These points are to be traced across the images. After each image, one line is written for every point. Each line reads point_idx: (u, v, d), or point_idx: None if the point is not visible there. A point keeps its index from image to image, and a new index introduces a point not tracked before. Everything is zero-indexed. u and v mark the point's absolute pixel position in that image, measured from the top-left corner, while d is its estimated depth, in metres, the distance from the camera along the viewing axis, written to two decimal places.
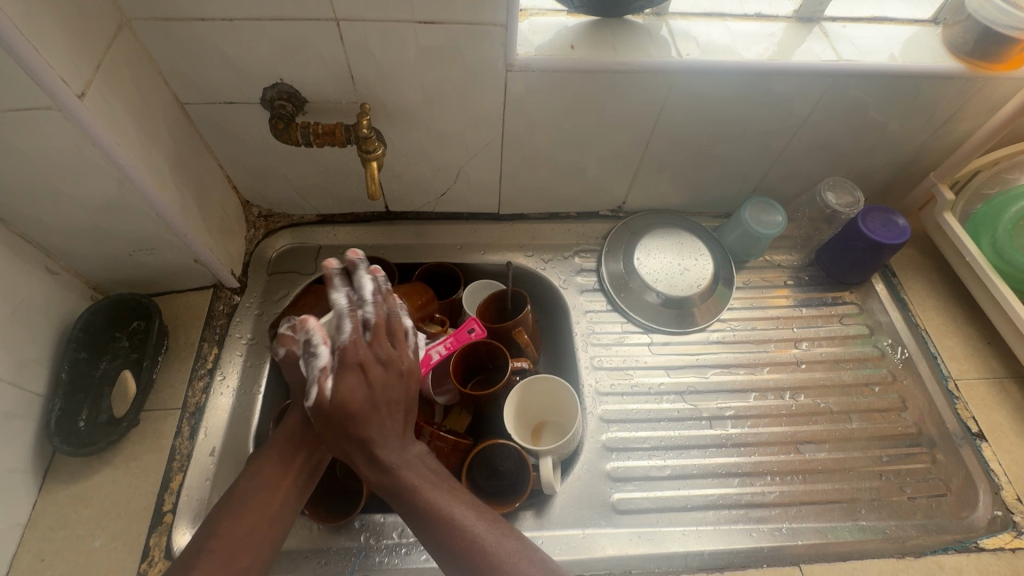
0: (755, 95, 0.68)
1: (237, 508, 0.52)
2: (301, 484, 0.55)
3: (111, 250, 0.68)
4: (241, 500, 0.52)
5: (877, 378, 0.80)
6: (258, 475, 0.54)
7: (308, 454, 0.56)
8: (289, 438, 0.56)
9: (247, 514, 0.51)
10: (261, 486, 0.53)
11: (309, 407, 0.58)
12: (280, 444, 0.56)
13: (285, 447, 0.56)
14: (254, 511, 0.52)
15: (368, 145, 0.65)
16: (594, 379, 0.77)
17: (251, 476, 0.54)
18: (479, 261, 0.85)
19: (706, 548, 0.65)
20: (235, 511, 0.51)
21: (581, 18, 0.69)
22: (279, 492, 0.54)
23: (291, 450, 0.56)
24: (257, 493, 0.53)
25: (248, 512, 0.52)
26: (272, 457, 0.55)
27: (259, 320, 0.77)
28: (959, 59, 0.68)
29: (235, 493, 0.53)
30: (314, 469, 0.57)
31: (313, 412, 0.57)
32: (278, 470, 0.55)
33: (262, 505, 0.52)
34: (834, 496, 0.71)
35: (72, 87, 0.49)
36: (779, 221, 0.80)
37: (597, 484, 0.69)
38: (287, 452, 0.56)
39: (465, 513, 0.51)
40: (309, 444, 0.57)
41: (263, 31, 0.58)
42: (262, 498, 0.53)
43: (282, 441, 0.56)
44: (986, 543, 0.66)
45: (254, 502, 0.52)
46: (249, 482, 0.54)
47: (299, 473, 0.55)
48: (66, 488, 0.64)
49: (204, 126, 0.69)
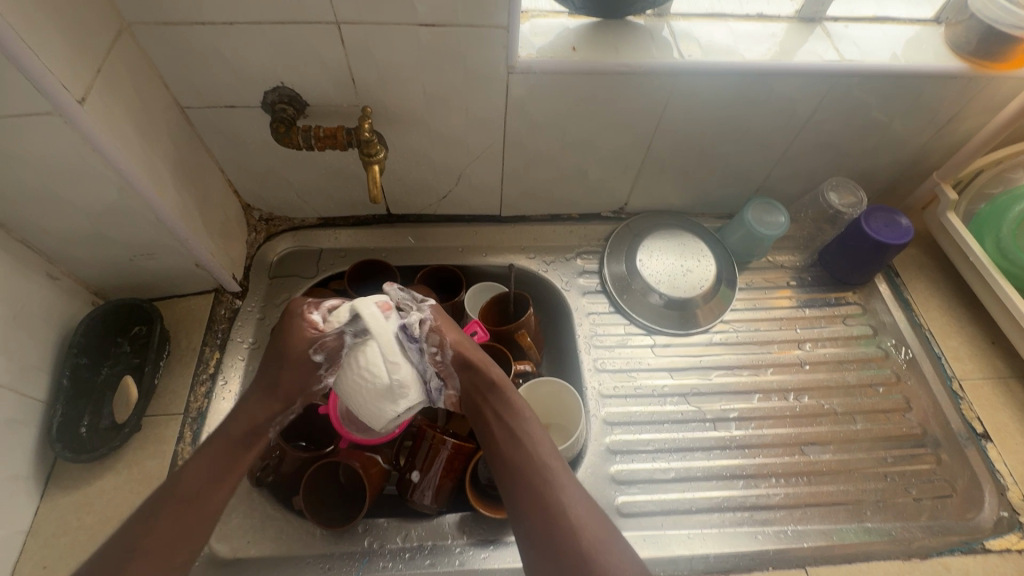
0: (756, 95, 0.68)
1: (185, 503, 0.51)
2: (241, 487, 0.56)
3: (111, 255, 0.67)
4: (190, 493, 0.51)
5: (881, 378, 0.80)
6: (206, 464, 0.53)
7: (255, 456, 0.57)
8: (242, 431, 0.56)
9: (190, 507, 0.51)
10: (208, 481, 0.53)
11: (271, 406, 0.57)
12: (234, 438, 0.55)
13: (241, 442, 0.56)
14: (196, 507, 0.51)
15: (370, 148, 0.65)
16: (597, 382, 0.77)
17: (198, 467, 0.53)
18: (481, 263, 0.85)
19: (711, 551, 0.65)
20: (179, 501, 0.51)
21: (582, 19, 0.68)
22: (225, 485, 0.54)
23: (243, 451, 0.56)
24: (204, 489, 0.52)
25: (196, 506, 0.51)
26: (228, 451, 0.55)
27: (260, 324, 0.77)
28: (962, 59, 0.68)
29: (181, 480, 0.52)
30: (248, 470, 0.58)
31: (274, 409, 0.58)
32: (230, 466, 0.54)
33: (207, 501, 0.52)
34: (839, 497, 0.70)
35: (72, 91, 0.49)
36: (781, 223, 0.80)
37: (601, 488, 0.69)
38: (242, 446, 0.56)
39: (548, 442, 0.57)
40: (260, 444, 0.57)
41: (263, 34, 0.58)
42: (204, 489, 0.52)
43: (236, 435, 0.56)
44: (993, 545, 0.66)
45: (202, 500, 0.52)
46: (197, 470, 0.53)
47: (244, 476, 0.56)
48: (67, 493, 0.64)
49: (205, 130, 0.68)
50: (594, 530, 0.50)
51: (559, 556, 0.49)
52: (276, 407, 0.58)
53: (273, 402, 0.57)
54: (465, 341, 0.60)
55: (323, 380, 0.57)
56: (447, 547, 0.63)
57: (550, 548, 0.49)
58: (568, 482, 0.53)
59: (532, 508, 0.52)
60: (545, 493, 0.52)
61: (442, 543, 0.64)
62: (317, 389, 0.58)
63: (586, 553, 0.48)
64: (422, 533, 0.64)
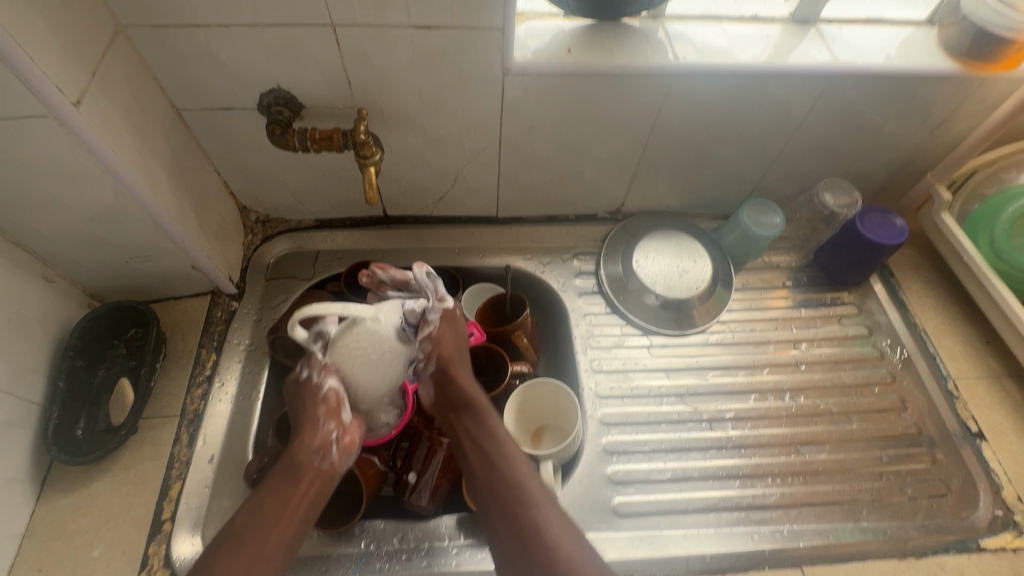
0: (752, 96, 0.68)
1: (239, 541, 0.50)
2: (308, 517, 0.54)
3: (107, 257, 0.67)
4: (242, 532, 0.51)
5: (876, 378, 0.80)
6: (256, 506, 0.52)
7: (311, 484, 0.55)
8: (287, 467, 0.55)
9: (247, 545, 0.50)
10: (259, 520, 0.51)
11: (311, 437, 0.56)
12: (280, 475, 0.55)
13: (288, 475, 0.55)
14: (253, 544, 0.50)
15: (365, 150, 0.65)
16: (594, 382, 0.77)
17: (248, 510, 0.52)
18: (478, 264, 0.85)
19: (707, 551, 0.65)
20: (234, 545, 0.50)
21: (578, 21, 0.69)
22: (281, 520, 0.52)
23: (291, 481, 0.54)
24: (255, 528, 0.51)
25: (255, 543, 0.50)
26: (277, 486, 0.54)
27: (257, 326, 0.77)
28: (955, 60, 0.68)
29: (232, 529, 0.51)
30: (317, 500, 0.55)
31: (313, 440, 0.56)
32: (282, 498, 0.53)
33: (264, 538, 0.51)
34: (834, 497, 0.71)
35: (67, 94, 0.49)
36: (778, 223, 0.81)
37: (597, 488, 0.69)
38: (289, 479, 0.54)
39: (520, 456, 0.58)
40: (310, 473, 0.56)
41: (259, 36, 0.58)
42: (258, 529, 0.51)
43: (280, 471, 0.55)
44: (987, 543, 0.66)
45: (259, 536, 0.50)
46: (246, 514, 0.52)
47: (302, 505, 0.54)
48: (63, 496, 0.64)
49: (201, 132, 0.69)
50: (568, 546, 0.50)
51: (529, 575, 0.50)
52: (316, 434, 0.56)
53: (307, 428, 0.57)
54: (452, 353, 0.62)
55: (321, 386, 0.58)
56: (443, 548, 0.63)
57: (525, 568, 0.50)
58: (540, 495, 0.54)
59: (503, 525, 0.53)
60: (517, 512, 0.53)
61: (438, 544, 0.64)
62: (327, 398, 0.58)
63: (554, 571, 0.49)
64: (418, 534, 0.64)
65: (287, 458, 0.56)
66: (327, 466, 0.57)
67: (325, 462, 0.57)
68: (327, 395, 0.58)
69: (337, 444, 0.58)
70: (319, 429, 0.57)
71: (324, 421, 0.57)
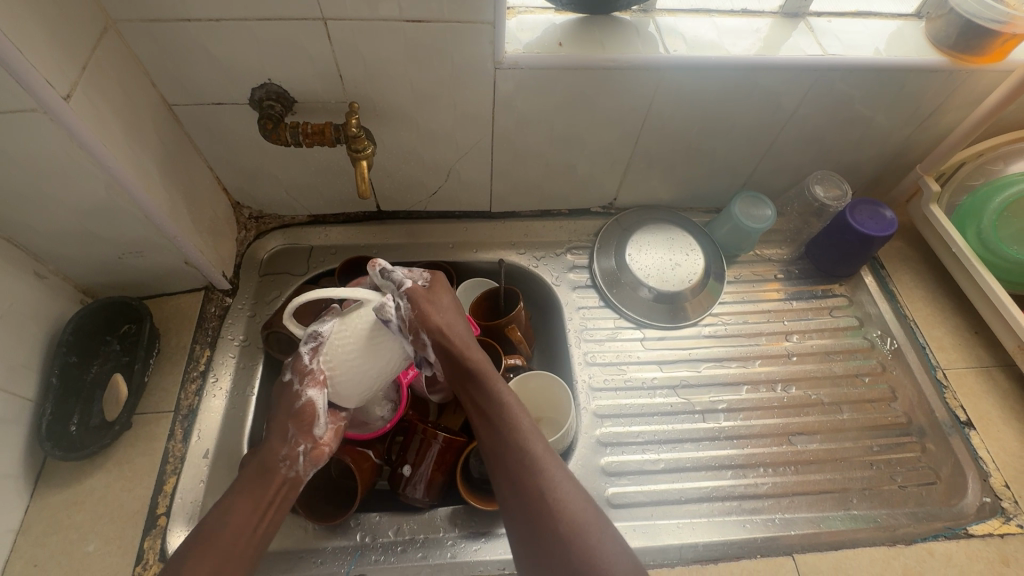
0: (742, 89, 0.69)
1: (203, 545, 0.51)
2: (269, 527, 0.55)
3: (100, 253, 0.67)
4: (209, 536, 0.52)
5: (867, 368, 0.81)
6: (226, 509, 0.54)
7: (275, 494, 0.56)
8: (257, 471, 0.56)
9: (210, 550, 0.51)
10: (226, 522, 0.53)
11: (280, 445, 0.57)
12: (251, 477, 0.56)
13: (256, 481, 0.56)
14: (217, 549, 0.51)
15: (358, 144, 0.65)
16: (588, 375, 0.78)
17: (218, 513, 0.54)
18: (472, 259, 0.85)
19: (699, 540, 0.65)
20: (199, 548, 0.51)
21: (569, 15, 0.69)
22: (247, 526, 0.53)
23: (257, 490, 0.55)
24: (222, 531, 0.52)
25: (219, 546, 0.51)
26: (246, 490, 0.55)
27: (251, 322, 0.77)
28: (942, 52, 0.69)
29: (201, 529, 0.53)
30: (281, 509, 0.56)
31: (283, 448, 0.57)
32: (248, 505, 0.54)
33: (231, 541, 0.52)
34: (826, 486, 0.71)
35: (57, 88, 0.49)
36: (768, 215, 0.81)
37: (591, 479, 0.69)
38: (259, 484, 0.56)
39: (530, 429, 0.56)
40: (278, 481, 0.56)
41: (250, 31, 0.58)
42: (224, 532, 0.52)
43: (251, 474, 0.56)
44: (976, 530, 0.67)
45: (222, 541, 0.52)
46: (216, 516, 0.53)
47: (269, 511, 0.55)
48: (58, 492, 0.64)
49: (193, 127, 0.68)
50: (578, 514, 0.51)
51: (539, 536, 0.50)
52: (284, 443, 0.57)
53: (278, 436, 0.57)
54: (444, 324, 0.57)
55: (301, 396, 0.57)
56: (439, 540, 0.64)
57: (533, 530, 0.51)
58: (551, 472, 0.53)
59: (514, 489, 0.53)
60: (525, 478, 0.53)
61: (434, 536, 0.64)
62: (303, 408, 0.57)
63: (564, 535, 0.50)
64: (414, 526, 0.65)
65: (258, 461, 0.57)
66: (294, 475, 0.57)
67: (291, 470, 0.57)
68: (304, 406, 0.57)
69: (305, 456, 0.57)
70: (288, 440, 0.57)
71: (293, 433, 0.57)
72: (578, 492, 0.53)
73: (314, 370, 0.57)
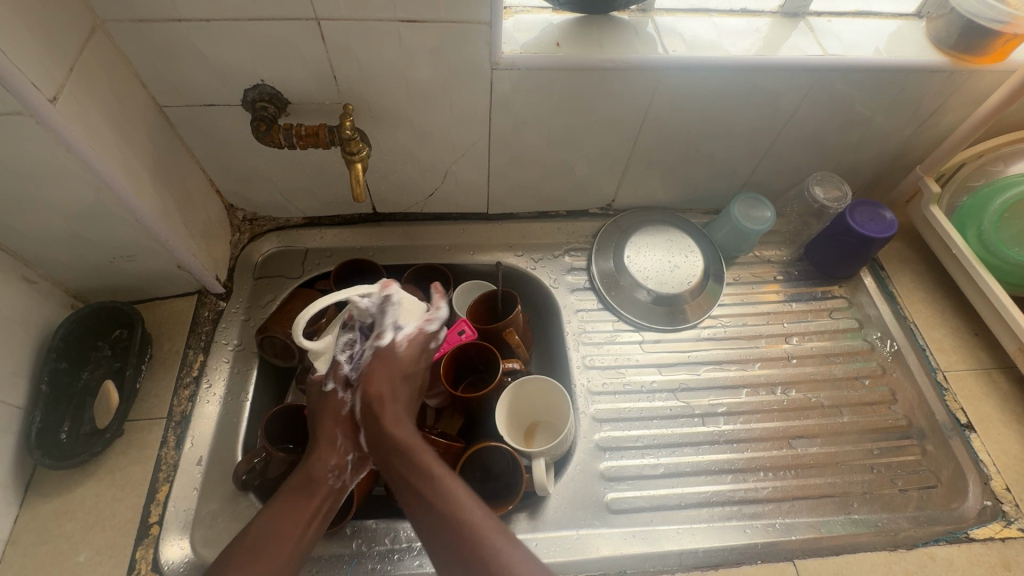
0: (741, 90, 0.68)
1: (251, 554, 0.50)
2: (314, 535, 0.54)
3: (91, 257, 0.66)
4: (262, 542, 0.51)
5: (867, 371, 0.80)
6: (275, 518, 0.53)
7: (324, 501, 0.56)
8: (303, 481, 0.55)
9: (261, 558, 0.50)
10: (275, 532, 0.52)
11: (328, 454, 0.57)
12: (298, 487, 0.55)
13: (302, 490, 0.55)
14: (267, 557, 0.50)
15: (352, 146, 0.64)
16: (586, 378, 0.77)
17: (265, 521, 0.52)
18: (469, 261, 0.84)
19: (699, 546, 0.65)
20: (249, 557, 0.50)
21: (567, 15, 0.68)
22: (294, 537, 0.52)
23: (308, 496, 0.55)
24: (272, 541, 0.51)
25: (269, 556, 0.50)
26: (292, 500, 0.54)
27: (245, 326, 0.76)
28: (943, 53, 0.68)
29: (251, 536, 0.51)
30: (325, 519, 0.56)
31: (331, 457, 0.57)
32: (297, 514, 0.53)
33: (279, 551, 0.51)
34: (826, 490, 0.71)
35: (43, 91, 0.48)
36: (768, 217, 0.80)
37: (589, 485, 0.69)
38: (304, 494, 0.55)
39: (465, 496, 0.52)
40: (325, 491, 0.56)
41: (242, 31, 0.57)
42: (274, 542, 0.51)
43: (297, 483, 0.55)
44: (977, 534, 0.67)
45: (273, 548, 0.51)
46: (264, 526, 0.52)
47: (314, 521, 0.54)
48: (48, 501, 0.63)
49: (185, 129, 0.67)
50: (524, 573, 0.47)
51: None
52: (333, 452, 0.57)
53: (325, 445, 0.57)
54: (382, 393, 0.58)
55: (346, 404, 0.59)
56: None
57: None
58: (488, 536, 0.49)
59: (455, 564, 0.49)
60: (464, 549, 0.49)
61: None
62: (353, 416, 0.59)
63: None
64: (411, 534, 0.64)
65: (304, 470, 0.56)
66: (339, 485, 0.57)
67: (338, 480, 0.57)
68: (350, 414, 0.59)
69: (351, 464, 0.58)
70: (337, 448, 0.57)
71: (345, 441, 0.58)
72: (524, 554, 0.48)
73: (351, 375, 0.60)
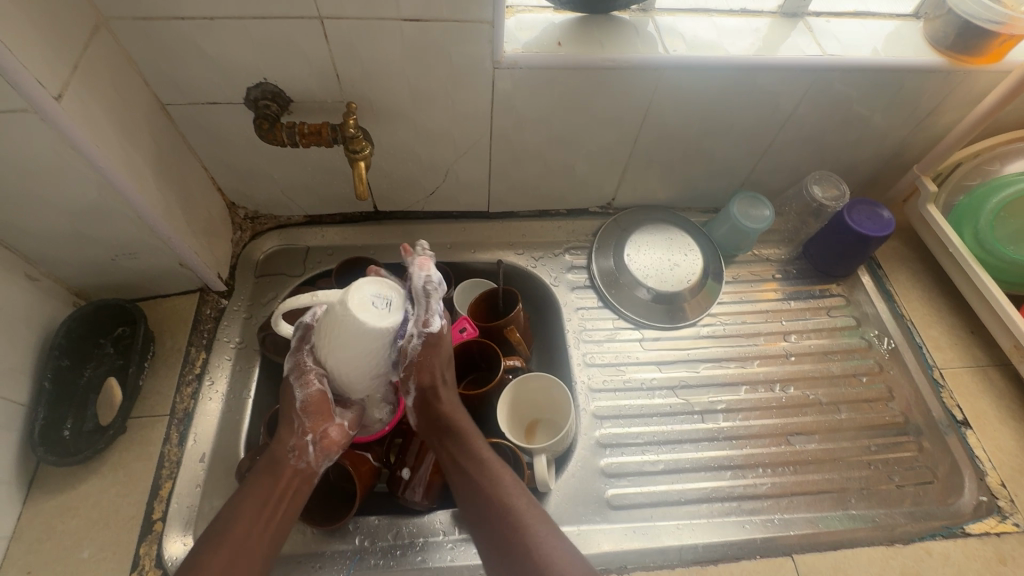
0: (741, 89, 0.69)
1: (217, 539, 0.52)
2: (284, 517, 0.55)
3: (93, 254, 0.66)
4: (224, 530, 0.53)
5: (864, 368, 0.81)
6: (239, 503, 0.54)
7: (289, 483, 0.56)
8: (267, 465, 0.56)
9: (224, 544, 0.52)
10: (242, 515, 0.53)
11: (288, 437, 0.58)
12: (261, 470, 0.56)
13: (266, 473, 0.56)
14: (233, 541, 0.52)
15: (355, 145, 0.64)
16: (587, 376, 0.77)
17: (232, 506, 0.54)
18: (469, 259, 0.84)
19: (698, 541, 0.65)
20: (213, 544, 0.52)
21: (568, 15, 0.69)
22: (258, 519, 0.54)
23: (270, 480, 0.56)
24: (237, 525, 0.53)
25: (234, 538, 0.52)
26: (256, 484, 0.55)
27: (247, 324, 0.76)
28: (940, 53, 0.69)
29: (218, 521, 0.53)
30: (296, 498, 0.56)
31: (291, 440, 0.58)
32: (259, 497, 0.55)
33: (243, 533, 0.53)
34: (824, 486, 0.71)
35: (48, 88, 0.48)
36: (767, 215, 0.81)
37: (590, 481, 0.69)
38: (267, 480, 0.56)
39: (513, 484, 0.57)
40: (290, 472, 0.57)
41: (245, 30, 0.57)
42: (238, 526, 0.53)
43: (260, 467, 0.57)
44: (973, 529, 0.67)
45: (236, 533, 0.52)
46: (230, 511, 0.54)
47: (280, 503, 0.55)
48: (51, 497, 0.63)
49: (187, 127, 0.67)
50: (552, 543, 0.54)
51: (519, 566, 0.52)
52: (292, 435, 0.58)
53: (285, 429, 0.58)
54: (435, 379, 0.61)
55: (302, 392, 0.59)
56: (438, 543, 0.63)
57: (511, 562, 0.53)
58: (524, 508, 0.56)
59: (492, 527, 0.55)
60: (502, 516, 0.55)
61: (433, 539, 0.64)
62: (311, 400, 0.59)
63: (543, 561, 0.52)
64: (413, 529, 0.64)
65: (268, 454, 0.57)
66: (304, 466, 0.57)
67: (301, 460, 0.57)
68: (309, 399, 0.59)
69: (315, 445, 0.58)
70: (295, 432, 0.58)
71: (302, 423, 0.58)
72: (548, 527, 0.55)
73: (308, 370, 0.60)
